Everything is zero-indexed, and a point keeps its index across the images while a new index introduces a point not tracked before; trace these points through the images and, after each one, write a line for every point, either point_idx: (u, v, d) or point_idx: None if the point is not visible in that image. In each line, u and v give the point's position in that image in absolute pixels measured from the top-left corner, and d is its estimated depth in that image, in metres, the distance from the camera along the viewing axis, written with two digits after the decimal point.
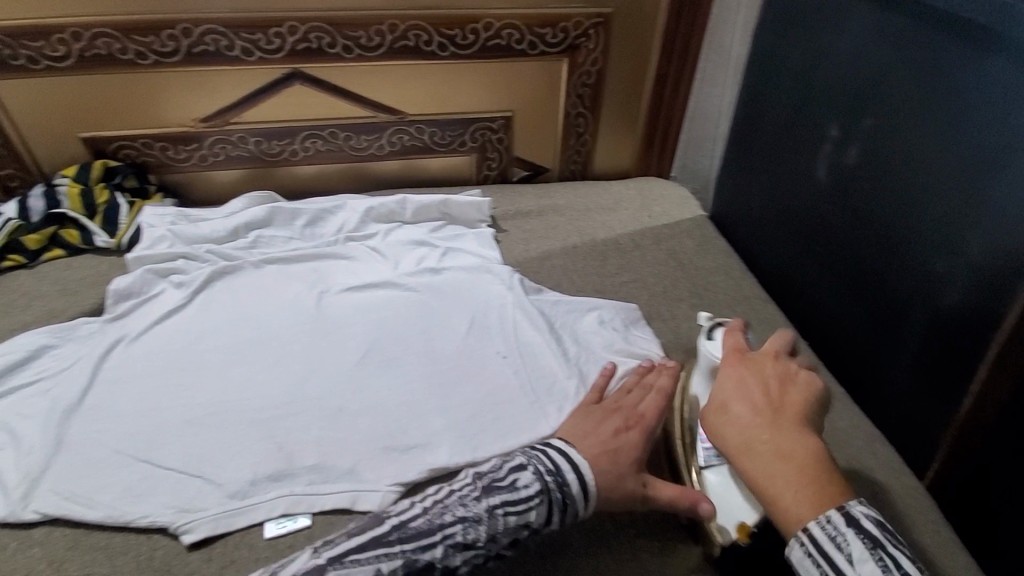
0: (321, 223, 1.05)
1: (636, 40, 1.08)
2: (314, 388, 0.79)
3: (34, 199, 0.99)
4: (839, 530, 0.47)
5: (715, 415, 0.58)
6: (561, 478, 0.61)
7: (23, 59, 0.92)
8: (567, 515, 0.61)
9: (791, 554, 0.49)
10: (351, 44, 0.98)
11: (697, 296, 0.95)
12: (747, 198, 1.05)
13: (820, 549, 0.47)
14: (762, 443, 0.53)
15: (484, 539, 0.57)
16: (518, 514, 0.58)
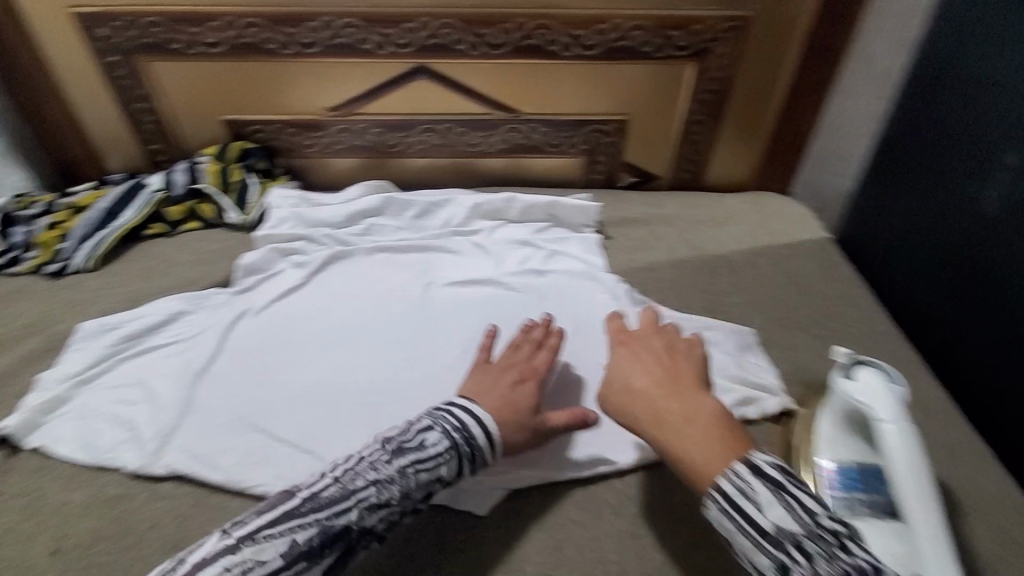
0: (432, 215, 1.07)
1: (773, 45, 1.01)
2: (417, 378, 0.80)
3: (177, 172, 1.06)
4: (746, 480, 0.55)
5: (619, 393, 0.67)
6: (467, 433, 0.66)
7: (181, 44, 1.00)
8: (478, 464, 0.67)
9: (710, 513, 0.56)
10: (478, 40, 0.99)
11: (819, 325, 0.87)
12: (889, 225, 0.99)
13: (730, 502, 0.55)
14: (667, 408, 0.63)
15: (397, 498, 0.62)
16: (427, 471, 0.63)
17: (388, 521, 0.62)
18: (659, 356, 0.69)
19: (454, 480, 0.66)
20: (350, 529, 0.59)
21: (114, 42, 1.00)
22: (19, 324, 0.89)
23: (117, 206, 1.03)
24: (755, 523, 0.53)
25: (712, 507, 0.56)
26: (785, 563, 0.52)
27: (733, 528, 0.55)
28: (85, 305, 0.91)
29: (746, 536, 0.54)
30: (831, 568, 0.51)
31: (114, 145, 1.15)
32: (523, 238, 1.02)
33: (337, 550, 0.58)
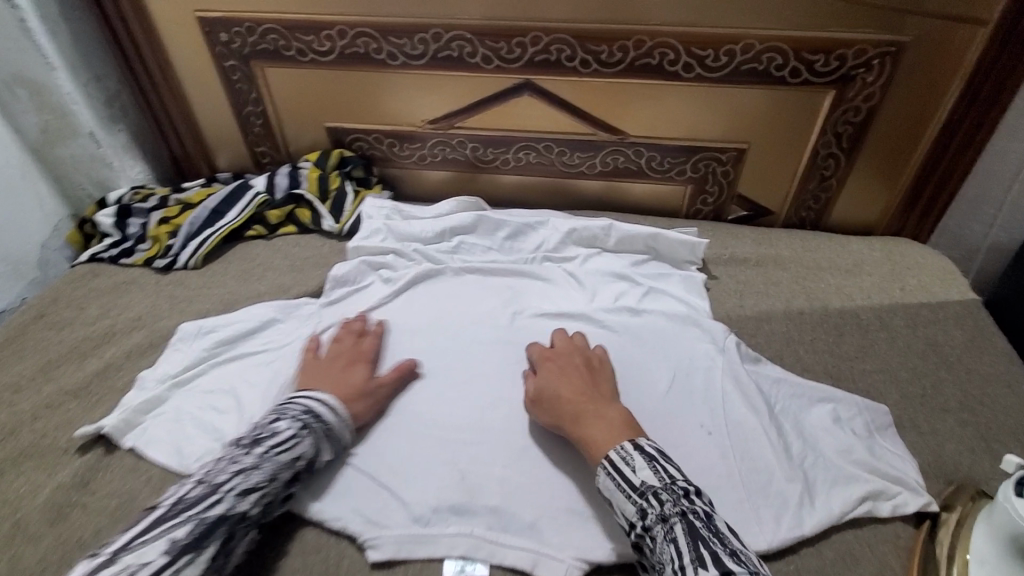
0: (522, 236, 1.02)
1: (933, 74, 0.88)
2: (499, 418, 0.75)
3: (280, 176, 1.09)
4: (629, 453, 0.62)
5: (540, 394, 0.72)
6: (316, 414, 0.69)
7: (294, 51, 1.00)
8: (333, 441, 0.70)
9: (599, 480, 0.62)
10: (591, 58, 0.93)
11: (972, 409, 0.74)
12: None
13: (615, 467, 0.61)
14: (583, 408, 0.68)
15: (266, 481, 0.63)
16: (288, 451, 0.65)
17: (263, 505, 0.62)
18: (581, 367, 0.74)
19: (313, 460, 0.68)
20: (228, 516, 0.59)
21: (233, 47, 1.03)
22: (129, 317, 0.93)
23: (223, 207, 1.06)
24: (626, 477, 0.60)
25: (602, 476, 0.62)
26: (643, 509, 0.58)
27: (615, 490, 0.60)
28: (186, 304, 0.94)
29: (621, 492, 0.60)
30: (675, 508, 0.57)
31: (224, 145, 1.19)
32: (618, 271, 0.96)
33: (221, 536, 0.58)
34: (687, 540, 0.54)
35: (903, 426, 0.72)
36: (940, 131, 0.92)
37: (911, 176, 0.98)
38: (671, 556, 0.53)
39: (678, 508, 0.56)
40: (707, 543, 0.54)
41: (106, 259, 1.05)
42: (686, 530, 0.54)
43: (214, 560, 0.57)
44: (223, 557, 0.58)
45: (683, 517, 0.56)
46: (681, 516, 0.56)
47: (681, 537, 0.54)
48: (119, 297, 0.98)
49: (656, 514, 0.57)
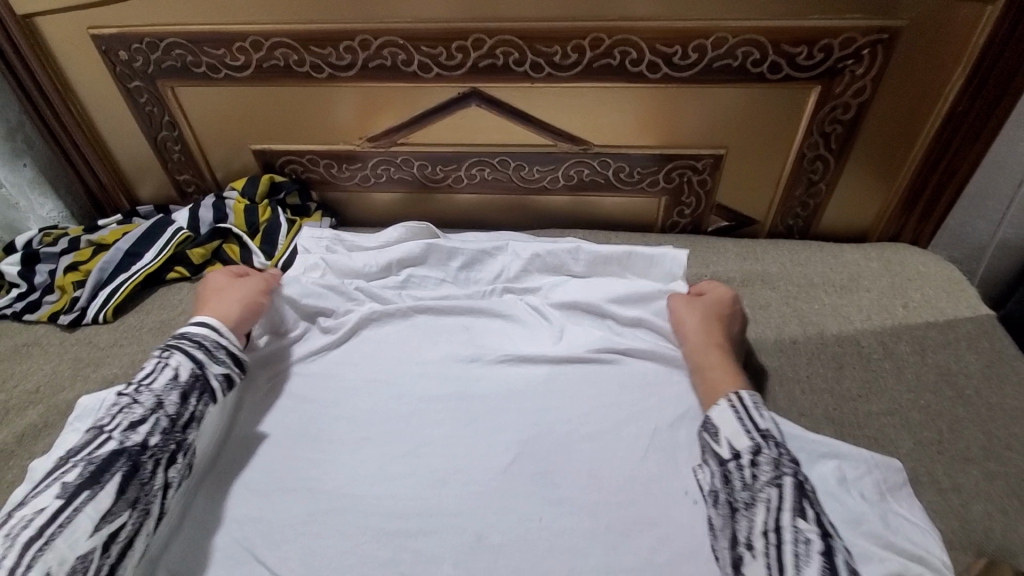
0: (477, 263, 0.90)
1: (931, 61, 0.77)
2: (451, 498, 0.64)
3: (206, 210, 0.98)
4: (758, 402, 0.65)
5: (701, 313, 0.77)
6: (184, 342, 0.70)
7: (205, 67, 0.87)
8: (214, 348, 0.70)
9: (720, 408, 0.65)
10: (543, 61, 0.81)
11: (996, 457, 0.63)
12: None
13: (745, 407, 0.64)
14: (722, 346, 0.73)
15: (151, 408, 0.62)
16: (163, 377, 0.65)
17: (163, 432, 0.61)
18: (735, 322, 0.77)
19: (202, 380, 0.67)
20: (123, 449, 0.58)
21: (135, 66, 0.89)
22: (27, 386, 0.80)
23: (139, 247, 0.94)
24: (751, 419, 0.63)
25: (723, 406, 0.65)
26: (759, 449, 0.60)
27: (737, 423, 0.63)
28: (97, 369, 0.81)
29: (743, 426, 0.62)
30: (791, 466, 0.58)
31: (145, 175, 1.06)
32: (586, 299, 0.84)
33: (120, 467, 0.56)
34: (794, 495, 0.55)
35: (920, 482, 0.62)
36: (940, 125, 0.82)
37: (909, 176, 0.88)
38: (772, 497, 0.55)
39: (793, 467, 0.58)
40: (811, 503, 0.55)
41: (9, 314, 0.92)
42: (795, 484, 0.56)
43: (122, 487, 0.56)
44: (133, 486, 0.56)
45: (796, 476, 0.57)
46: (794, 474, 0.57)
47: (789, 488, 0.56)
48: (20, 362, 0.84)
49: (771, 458, 0.58)
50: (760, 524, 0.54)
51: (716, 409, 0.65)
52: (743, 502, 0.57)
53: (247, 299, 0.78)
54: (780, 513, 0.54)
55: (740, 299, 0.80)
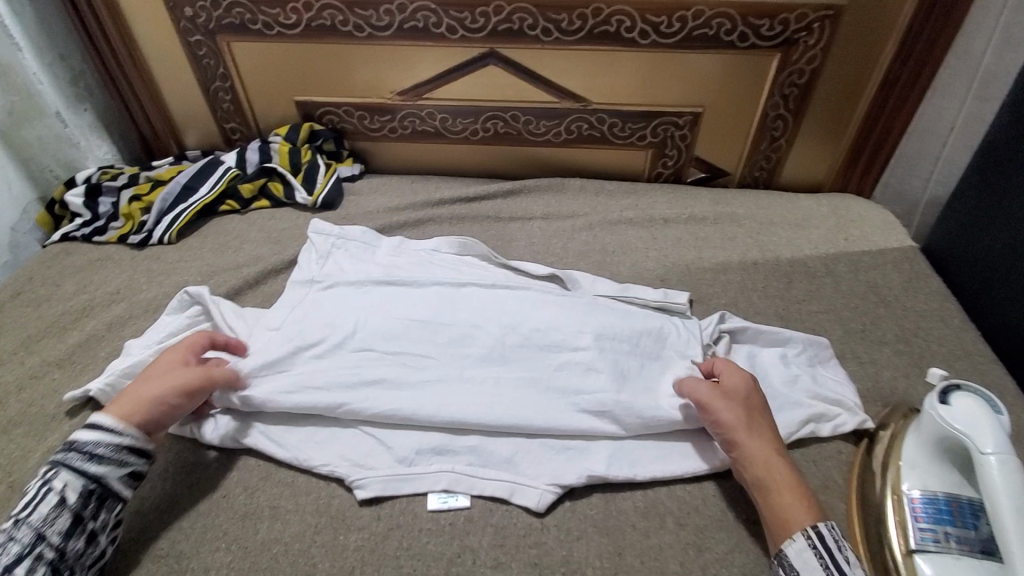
0: (474, 272, 0.88)
1: (869, 35, 0.94)
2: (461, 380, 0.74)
3: (251, 152, 1.11)
4: (838, 537, 0.55)
5: (729, 418, 0.63)
6: (69, 446, 0.60)
7: (260, 24, 1.02)
8: (112, 454, 0.60)
9: (794, 545, 0.55)
10: (552, 27, 0.97)
11: (906, 341, 0.82)
12: (966, 243, 0.90)
13: (825, 544, 0.54)
14: (771, 451, 0.62)
15: (30, 544, 0.54)
16: (43, 501, 0.56)
17: (47, 566, 0.54)
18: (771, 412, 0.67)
19: (95, 490, 0.59)
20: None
21: (198, 22, 1.03)
22: (106, 291, 0.93)
23: (195, 182, 1.07)
24: (839, 566, 0.53)
25: (800, 542, 0.55)
26: None
27: (818, 567, 0.53)
28: (167, 278, 0.95)
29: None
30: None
31: (193, 123, 1.19)
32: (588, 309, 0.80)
33: None
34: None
35: (844, 356, 0.80)
36: (876, 90, 1.00)
37: (852, 135, 1.06)
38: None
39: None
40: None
41: (78, 238, 1.04)
42: None
43: None
44: None
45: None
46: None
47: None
48: (96, 273, 0.97)
49: None
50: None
51: (793, 547, 0.55)
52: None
53: (165, 407, 0.64)
54: None
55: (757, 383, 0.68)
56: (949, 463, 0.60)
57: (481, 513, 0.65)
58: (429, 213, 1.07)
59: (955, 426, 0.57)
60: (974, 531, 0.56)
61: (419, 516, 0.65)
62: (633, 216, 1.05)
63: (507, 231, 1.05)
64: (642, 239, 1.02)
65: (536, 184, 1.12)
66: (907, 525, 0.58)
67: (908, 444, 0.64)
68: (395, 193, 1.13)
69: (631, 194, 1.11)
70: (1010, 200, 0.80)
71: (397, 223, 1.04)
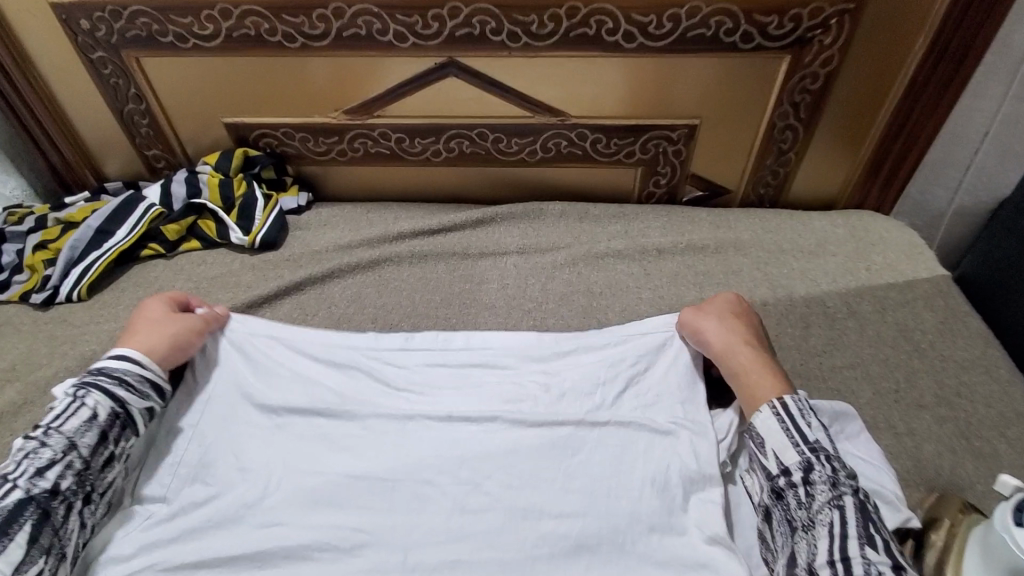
0: (423, 373, 0.73)
1: (893, 34, 0.80)
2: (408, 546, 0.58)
3: (176, 184, 0.95)
4: (804, 405, 0.61)
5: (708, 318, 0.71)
6: (100, 373, 0.65)
7: (172, 36, 0.85)
8: (137, 384, 0.65)
9: (761, 415, 0.61)
10: (519, 31, 0.81)
11: (947, 402, 0.69)
12: None
13: (788, 413, 0.60)
14: (745, 340, 0.68)
15: (63, 451, 0.58)
16: (74, 416, 0.60)
17: (75, 475, 0.58)
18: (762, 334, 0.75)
19: (122, 412, 0.63)
20: (30, 496, 0.55)
21: (98, 36, 0.87)
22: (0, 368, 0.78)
23: (110, 224, 0.91)
24: (800, 430, 0.59)
25: (766, 413, 0.61)
26: (809, 465, 0.57)
27: (778, 431, 0.60)
28: (74, 347, 0.79)
29: (789, 437, 0.59)
30: (848, 481, 0.56)
31: (113, 151, 1.03)
32: (576, 445, 0.65)
33: (31, 516, 0.54)
34: (857, 517, 0.53)
35: (878, 427, 0.67)
36: (902, 94, 0.85)
37: (872, 145, 0.91)
38: (831, 521, 0.54)
39: (852, 483, 0.55)
40: (876, 526, 0.53)
41: None
42: (856, 505, 0.54)
43: (36, 542, 0.54)
44: (46, 535, 0.54)
45: (856, 494, 0.55)
46: (854, 493, 0.55)
47: (850, 509, 0.54)
48: None
49: (825, 479, 0.56)
50: (822, 552, 0.53)
51: (759, 417, 0.61)
52: (801, 522, 0.56)
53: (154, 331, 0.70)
54: (846, 542, 0.52)
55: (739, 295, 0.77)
56: None
57: None
58: (386, 251, 0.92)
59: None
60: None
61: None
62: (622, 247, 0.91)
63: (476, 271, 0.90)
64: (633, 276, 0.88)
65: (510, 211, 0.97)
66: None
67: (970, 564, 0.52)
68: (348, 226, 0.97)
69: (620, 219, 0.96)
70: None
71: (347, 265, 0.90)
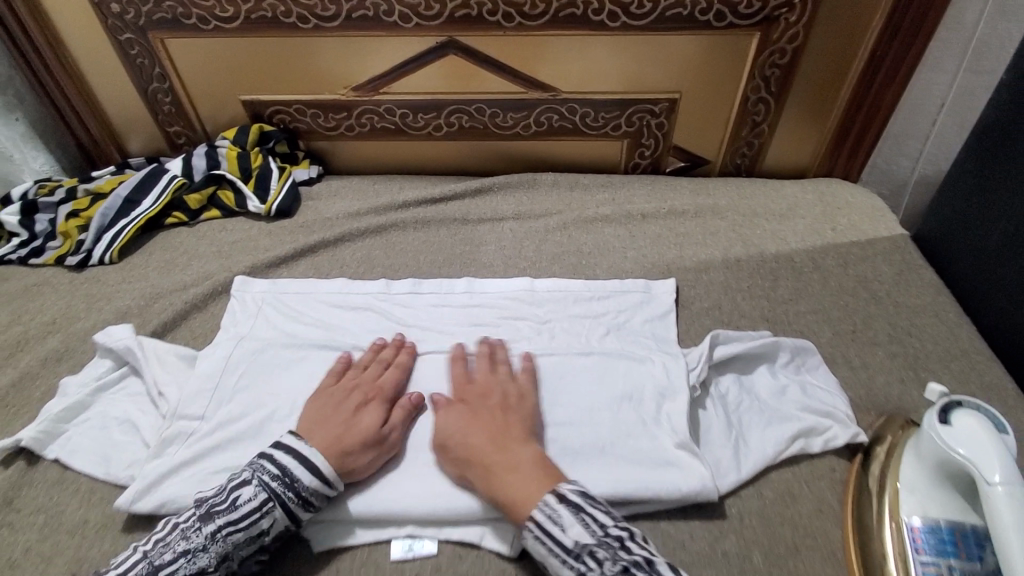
0: (432, 319, 0.82)
1: (852, 12, 0.88)
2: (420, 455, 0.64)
3: (196, 158, 1.03)
4: (551, 508, 0.55)
5: (437, 435, 0.63)
6: (288, 481, 0.58)
7: (195, 19, 0.93)
8: (321, 505, 0.59)
9: (526, 541, 0.55)
10: (513, 11, 0.89)
11: (898, 341, 0.77)
12: (963, 228, 0.84)
13: (540, 528, 0.54)
14: (494, 450, 0.60)
15: (216, 564, 0.54)
16: (244, 531, 0.56)
17: None
18: (495, 395, 0.66)
19: (287, 529, 0.58)
20: None
21: (127, 18, 0.94)
22: (40, 321, 0.85)
23: (137, 194, 0.98)
24: (554, 538, 0.53)
25: (529, 533, 0.55)
26: (581, 574, 0.51)
27: (546, 551, 0.54)
28: (108, 302, 0.87)
29: (553, 554, 0.53)
30: (615, 565, 0.50)
31: (136, 129, 1.10)
32: (562, 370, 0.72)
33: None
34: None
35: (835, 362, 0.75)
36: (863, 68, 0.93)
37: (838, 116, 0.99)
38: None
39: (621, 565, 0.50)
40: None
41: (14, 260, 0.96)
42: None
43: None
44: None
45: (626, 575, 0.50)
46: (625, 575, 0.50)
47: None
48: (31, 299, 0.89)
49: None
50: None
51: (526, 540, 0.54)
52: None
53: (367, 442, 0.62)
54: None
55: (494, 366, 0.70)
56: (951, 486, 0.56)
57: (449, 561, 0.60)
58: (391, 218, 0.99)
59: (960, 451, 0.52)
60: (979, 563, 0.52)
61: (382, 567, 0.59)
62: (609, 213, 0.99)
63: (475, 234, 0.98)
64: (619, 238, 0.95)
65: (506, 181, 1.05)
66: (908, 559, 0.54)
67: (907, 468, 0.59)
68: (356, 195, 1.05)
69: (608, 188, 1.04)
70: (1007, 184, 0.75)
71: (356, 230, 0.97)
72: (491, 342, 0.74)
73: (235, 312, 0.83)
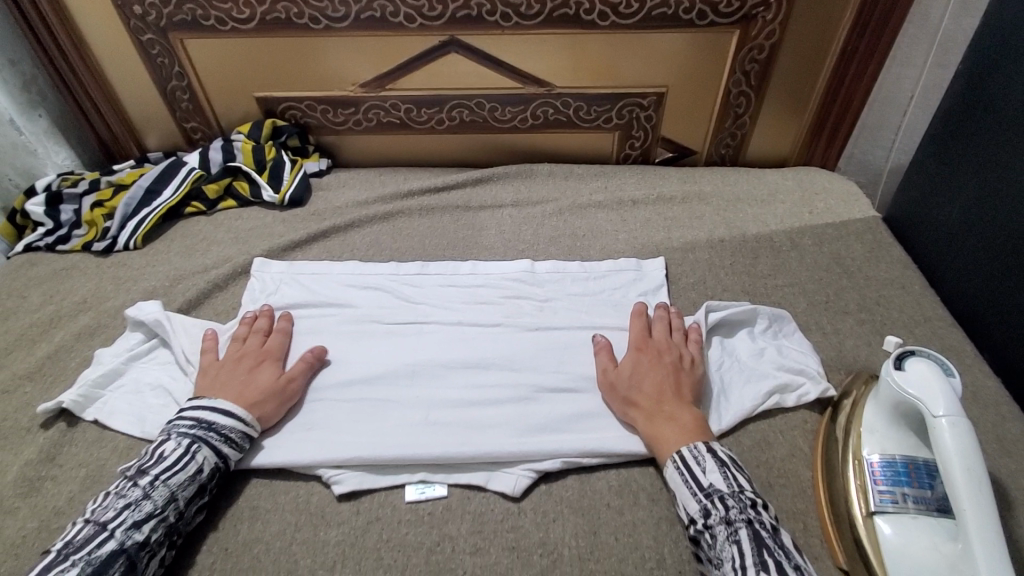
0: (438, 296, 0.88)
1: (824, 10, 0.96)
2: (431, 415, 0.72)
3: (213, 151, 1.09)
4: (699, 452, 0.62)
5: (614, 380, 0.71)
6: (206, 424, 0.65)
7: (213, 20, 1.00)
8: (242, 440, 0.66)
9: (667, 473, 0.63)
10: (511, 12, 0.96)
11: (868, 310, 0.84)
12: (928, 208, 0.91)
13: (685, 464, 0.62)
14: (659, 399, 0.68)
15: (162, 506, 0.59)
16: (180, 471, 0.61)
17: (166, 528, 0.59)
18: (672, 354, 0.72)
19: (218, 469, 0.64)
20: (122, 548, 0.55)
21: (148, 19, 1.01)
22: (71, 301, 0.91)
23: (158, 185, 1.05)
24: (695, 477, 0.61)
25: (670, 466, 0.63)
26: (707, 508, 0.59)
27: (680, 483, 0.61)
28: (134, 284, 0.93)
29: (688, 487, 0.61)
30: (741, 515, 0.57)
31: (154, 125, 1.16)
32: (567, 344, 0.79)
33: (120, 568, 0.54)
34: (752, 547, 0.54)
35: (810, 329, 0.82)
36: (836, 62, 1.00)
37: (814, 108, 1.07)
38: (733, 556, 0.55)
39: (745, 516, 0.57)
40: (771, 553, 0.54)
41: (42, 247, 1.01)
42: (750, 536, 0.55)
43: None
44: None
45: (750, 524, 0.56)
46: (748, 524, 0.56)
47: (745, 542, 0.55)
48: (62, 282, 0.95)
49: (720, 516, 0.58)
50: None
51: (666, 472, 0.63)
52: (715, 562, 0.57)
53: (269, 393, 0.70)
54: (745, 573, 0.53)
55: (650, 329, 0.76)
56: (906, 426, 0.62)
57: (459, 501, 0.66)
58: (398, 205, 1.06)
59: (910, 392, 0.58)
60: (930, 490, 0.58)
61: (398, 508, 0.65)
62: (602, 199, 1.05)
63: (477, 220, 1.04)
64: (611, 222, 1.02)
65: (504, 171, 1.12)
66: (866, 488, 0.60)
67: (871, 412, 0.65)
68: (364, 186, 1.12)
69: (600, 177, 1.11)
70: (965, 164, 0.82)
71: (365, 217, 1.04)
72: (667, 308, 0.80)
73: (256, 291, 0.89)
